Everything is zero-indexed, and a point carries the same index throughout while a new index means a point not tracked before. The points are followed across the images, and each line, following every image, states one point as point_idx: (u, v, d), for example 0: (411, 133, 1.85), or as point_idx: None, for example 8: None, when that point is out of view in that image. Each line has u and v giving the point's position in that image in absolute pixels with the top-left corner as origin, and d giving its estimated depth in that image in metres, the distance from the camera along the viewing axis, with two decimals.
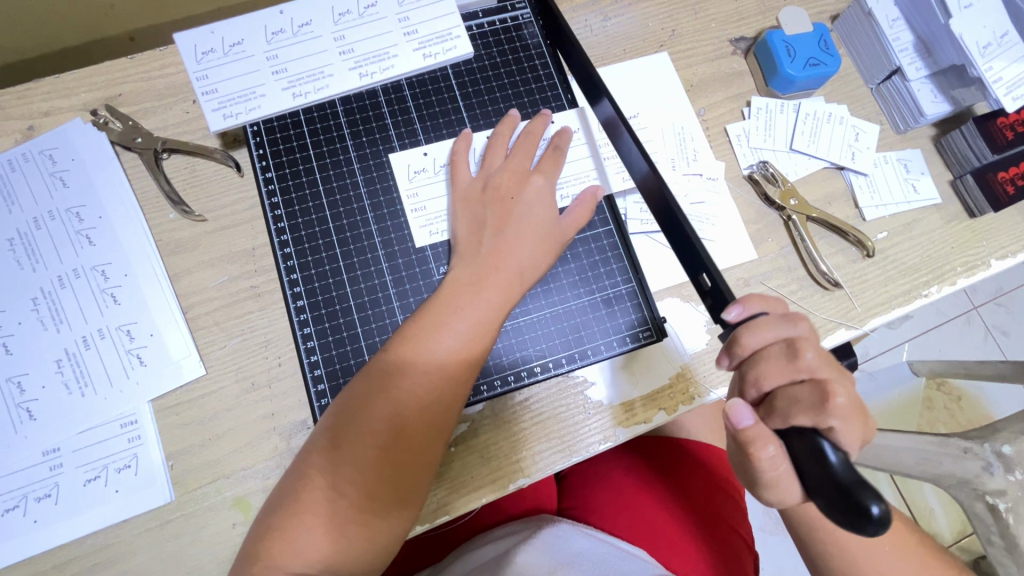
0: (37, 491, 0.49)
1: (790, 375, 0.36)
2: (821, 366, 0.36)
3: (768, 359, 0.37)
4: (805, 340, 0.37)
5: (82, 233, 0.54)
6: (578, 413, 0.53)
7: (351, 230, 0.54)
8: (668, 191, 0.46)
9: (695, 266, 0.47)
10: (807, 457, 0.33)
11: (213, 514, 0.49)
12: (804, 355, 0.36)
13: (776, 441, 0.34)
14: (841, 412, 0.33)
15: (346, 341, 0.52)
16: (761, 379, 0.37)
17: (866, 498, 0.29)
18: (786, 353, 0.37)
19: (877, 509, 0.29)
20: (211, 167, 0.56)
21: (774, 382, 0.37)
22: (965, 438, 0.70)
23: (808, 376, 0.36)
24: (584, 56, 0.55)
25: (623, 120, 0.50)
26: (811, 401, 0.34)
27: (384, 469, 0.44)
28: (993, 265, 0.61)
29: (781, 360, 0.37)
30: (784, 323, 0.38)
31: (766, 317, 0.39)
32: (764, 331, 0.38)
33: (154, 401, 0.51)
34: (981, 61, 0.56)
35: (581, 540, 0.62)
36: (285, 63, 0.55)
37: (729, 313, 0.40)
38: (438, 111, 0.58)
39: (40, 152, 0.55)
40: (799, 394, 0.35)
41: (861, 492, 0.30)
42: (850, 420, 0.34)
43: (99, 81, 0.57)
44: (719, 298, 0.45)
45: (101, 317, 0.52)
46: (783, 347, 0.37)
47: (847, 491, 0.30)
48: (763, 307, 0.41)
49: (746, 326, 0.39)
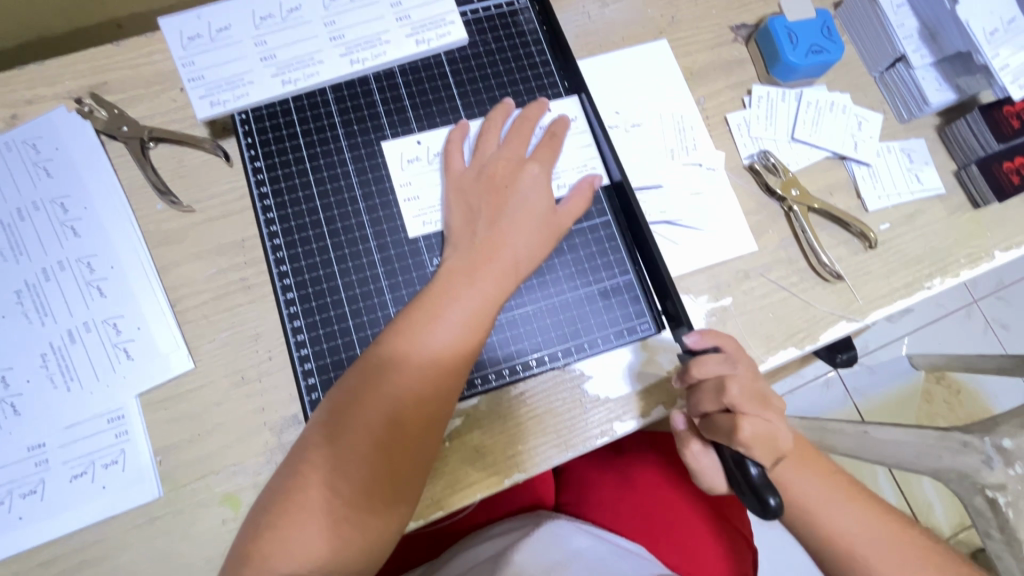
0: (23, 488, 0.48)
1: (718, 405, 0.43)
2: (743, 399, 0.43)
3: (704, 390, 0.45)
4: (733, 376, 0.43)
5: (67, 225, 0.53)
6: (575, 407, 0.52)
7: (342, 221, 0.53)
8: (637, 211, 0.52)
9: (659, 290, 0.53)
10: (733, 466, 0.43)
11: (203, 510, 0.48)
12: (728, 391, 0.43)
13: (700, 442, 0.48)
14: (749, 441, 0.42)
15: (337, 334, 0.51)
16: (699, 405, 0.45)
17: (767, 494, 0.40)
18: (715, 388, 0.44)
19: (773, 501, 0.40)
20: (199, 156, 0.55)
21: (708, 408, 0.44)
22: (966, 432, 0.69)
23: (731, 408, 0.43)
24: (576, 70, 0.57)
25: (603, 129, 0.55)
26: (728, 431, 0.42)
27: (380, 465, 0.43)
28: (997, 257, 0.60)
29: (712, 393, 0.44)
30: (723, 362, 0.44)
31: (711, 352, 0.45)
32: (704, 366, 0.44)
33: (142, 396, 0.50)
34: (987, 48, 0.55)
35: (578, 538, 0.61)
36: (273, 50, 0.54)
37: (687, 339, 0.46)
38: (431, 98, 0.57)
39: (23, 141, 0.54)
40: (720, 422, 0.43)
41: (764, 491, 0.40)
42: (758, 446, 0.42)
43: (84, 68, 0.56)
44: (678, 323, 0.51)
45: (87, 310, 0.51)
46: (715, 382, 0.44)
47: (755, 492, 0.41)
48: (717, 339, 0.47)
49: (693, 360, 0.45)
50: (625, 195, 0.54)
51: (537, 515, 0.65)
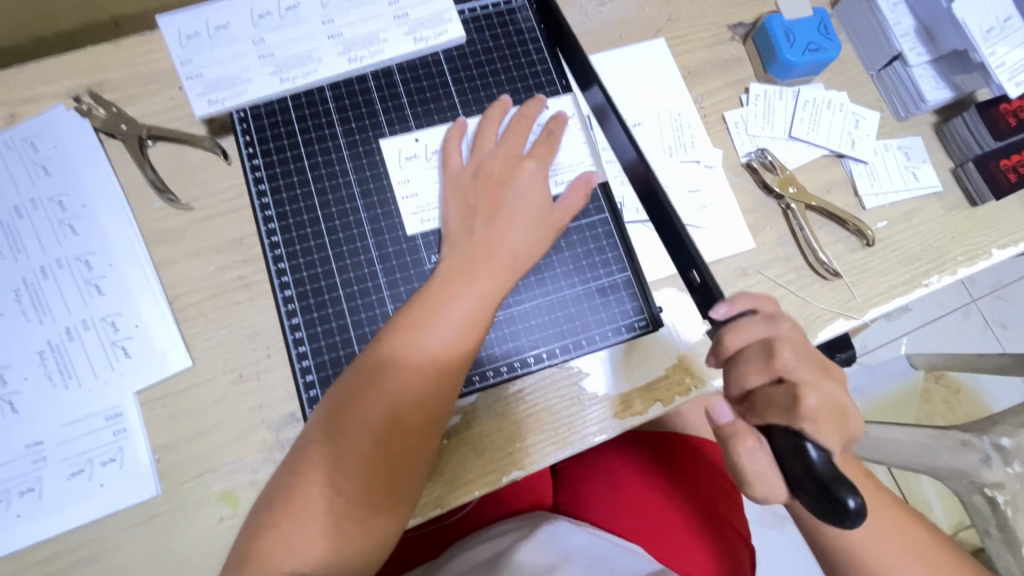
0: (20, 486, 0.48)
1: (769, 375, 0.39)
2: (798, 365, 0.39)
3: (748, 360, 0.40)
4: (782, 339, 0.40)
5: (65, 223, 0.53)
6: (573, 405, 0.52)
7: (340, 219, 0.53)
8: (656, 182, 0.47)
9: (684, 261, 0.48)
10: (786, 453, 0.37)
11: (201, 508, 0.48)
12: (780, 356, 0.39)
13: (754, 437, 0.39)
14: (813, 414, 0.37)
15: (335, 331, 0.51)
16: (744, 378, 0.40)
17: (844, 494, 0.34)
18: (763, 354, 0.40)
19: (854, 504, 0.34)
20: (197, 154, 0.55)
21: (756, 381, 0.40)
22: (964, 430, 0.69)
23: (783, 376, 0.39)
24: (583, 57, 0.54)
25: (614, 108, 0.51)
26: (786, 403, 0.37)
27: (380, 463, 0.43)
28: (994, 254, 0.60)
29: (760, 360, 0.40)
30: (764, 324, 0.41)
31: (751, 316, 0.41)
32: (745, 332, 0.41)
33: (140, 394, 0.50)
34: (984, 46, 0.55)
35: (579, 536, 0.61)
36: (271, 47, 0.54)
37: (716, 308, 0.42)
38: (429, 96, 0.57)
39: (21, 140, 0.54)
40: (774, 396, 0.38)
41: (838, 488, 0.34)
42: (823, 421, 0.37)
43: (82, 67, 0.56)
44: (708, 296, 0.47)
45: (85, 308, 0.51)
46: (760, 348, 0.40)
47: (826, 488, 0.35)
48: (753, 304, 0.42)
49: (728, 327, 0.41)
50: (648, 178, 0.48)
51: (536, 516, 0.65)
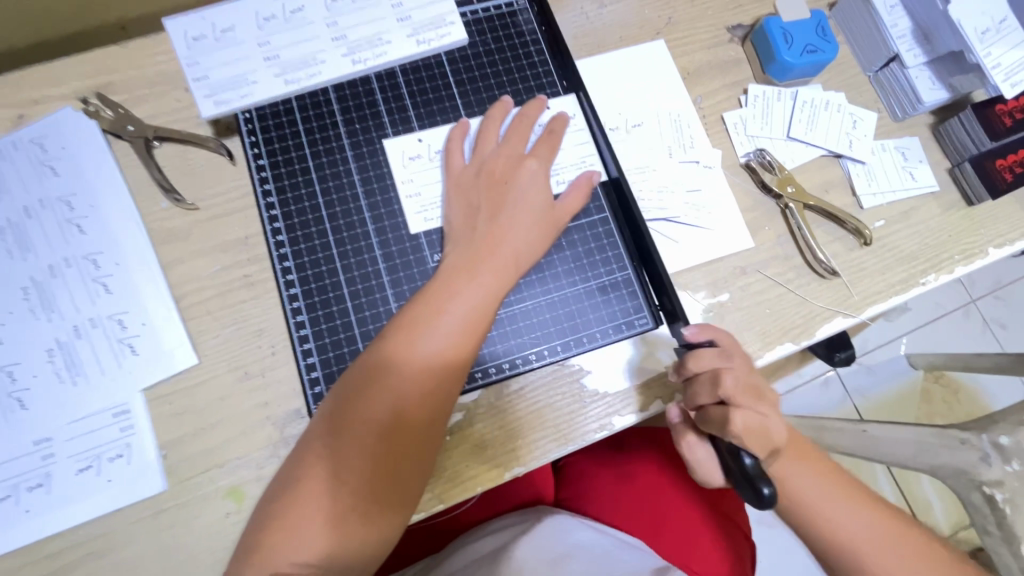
0: (29, 481, 0.48)
1: (714, 397, 0.44)
2: (737, 391, 0.44)
3: (700, 383, 0.46)
4: (727, 369, 0.44)
5: (73, 222, 0.53)
6: (574, 401, 0.53)
7: (345, 218, 0.54)
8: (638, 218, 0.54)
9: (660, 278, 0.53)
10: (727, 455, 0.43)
11: (207, 503, 0.49)
12: (722, 383, 0.44)
13: (695, 435, 0.48)
14: (742, 430, 0.43)
15: (340, 328, 0.52)
16: (695, 397, 0.46)
17: (761, 483, 0.39)
18: (710, 380, 0.45)
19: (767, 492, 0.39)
20: (203, 155, 0.56)
21: (704, 402, 0.45)
22: (963, 429, 0.70)
23: (726, 399, 0.44)
24: (574, 71, 0.58)
25: (598, 124, 0.56)
26: (723, 421, 0.43)
27: (385, 457, 0.44)
28: (991, 253, 0.61)
29: (708, 385, 0.45)
30: (719, 357, 0.45)
31: (707, 347, 0.46)
32: (700, 361, 0.45)
33: (147, 391, 0.51)
34: (980, 47, 0.55)
35: (580, 531, 0.61)
36: (276, 50, 0.54)
37: (684, 332, 0.47)
38: (431, 97, 0.58)
39: (30, 141, 0.55)
40: (714, 413, 0.44)
41: (757, 479, 0.40)
42: (750, 437, 0.43)
43: (90, 69, 0.57)
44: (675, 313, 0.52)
45: (92, 306, 0.52)
46: (710, 375, 0.45)
47: (748, 478, 0.40)
48: (714, 336, 0.47)
49: (689, 354, 0.46)
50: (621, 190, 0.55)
51: (538, 511, 0.66)
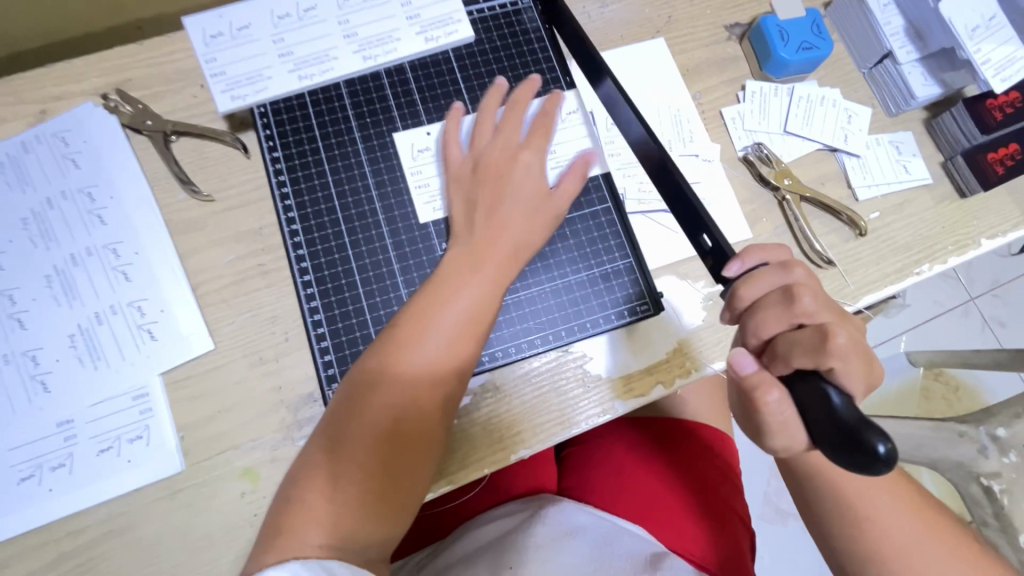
0: (51, 461, 0.50)
1: (788, 321, 0.38)
2: (818, 310, 0.38)
3: (767, 307, 0.39)
4: (802, 285, 0.38)
5: (93, 213, 0.55)
6: (577, 386, 0.55)
7: (356, 209, 0.56)
8: (670, 162, 0.47)
9: (696, 226, 0.48)
10: (810, 401, 0.35)
11: (223, 483, 0.51)
12: (800, 300, 0.37)
13: (778, 386, 0.36)
14: (841, 352, 0.35)
15: (352, 313, 0.54)
16: (762, 327, 0.38)
17: (873, 438, 0.31)
18: (782, 300, 0.38)
19: (883, 448, 0.31)
20: (219, 149, 0.58)
21: (775, 328, 0.38)
22: (961, 422, 0.72)
23: (806, 319, 0.37)
24: (580, 36, 0.56)
25: (625, 95, 0.51)
26: (816, 344, 0.36)
27: (395, 442, 0.46)
28: (983, 244, 0.62)
29: (778, 306, 0.38)
30: (780, 271, 0.40)
31: (763, 267, 0.41)
32: (761, 282, 0.40)
33: (165, 375, 0.53)
34: (970, 43, 0.57)
35: (581, 514, 0.63)
36: (291, 47, 0.57)
37: (729, 267, 0.42)
38: (439, 93, 0.59)
39: (52, 135, 0.57)
40: (801, 337, 0.37)
41: (868, 433, 0.32)
42: (851, 359, 0.35)
43: (110, 66, 0.59)
44: (720, 256, 0.46)
45: (113, 294, 0.54)
46: (780, 295, 0.38)
47: (853, 432, 0.32)
48: (763, 257, 0.42)
49: (743, 279, 0.40)
50: (665, 164, 0.48)
51: (540, 498, 0.67)
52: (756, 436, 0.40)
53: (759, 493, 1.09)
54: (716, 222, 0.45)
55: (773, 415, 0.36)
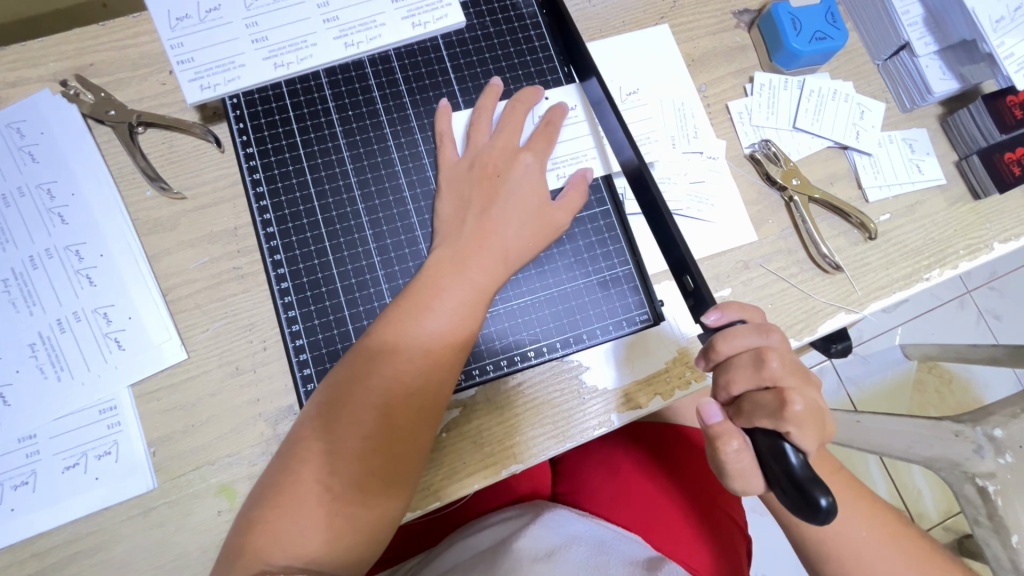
0: (14, 479, 0.47)
1: (757, 382, 0.38)
2: (785, 374, 0.38)
3: (737, 367, 0.40)
4: (773, 349, 0.39)
5: (54, 211, 0.51)
6: (573, 398, 0.52)
7: (337, 209, 0.52)
8: (648, 175, 0.47)
9: (680, 266, 0.48)
10: (767, 455, 0.37)
11: (198, 501, 0.48)
12: (769, 364, 0.38)
13: (740, 436, 0.38)
14: (799, 419, 0.36)
15: (333, 323, 0.50)
16: (730, 385, 0.40)
17: (817, 492, 0.34)
18: (753, 362, 0.39)
19: (826, 502, 0.33)
20: (190, 142, 0.54)
21: (743, 387, 0.39)
22: (957, 421, 0.69)
23: (772, 383, 0.38)
24: (575, 32, 0.54)
25: (610, 100, 0.50)
26: (775, 409, 0.37)
27: (371, 455, 0.43)
28: (996, 248, 0.60)
29: (749, 368, 0.39)
30: (757, 332, 0.40)
31: (741, 324, 0.41)
32: (735, 340, 0.40)
33: (135, 387, 0.49)
34: (992, 36, 0.54)
35: (577, 523, 0.61)
36: (264, 31, 0.52)
37: (706, 317, 0.41)
38: (427, 83, 0.55)
39: (6, 125, 0.52)
40: (762, 400, 0.38)
41: (812, 487, 0.34)
42: (808, 425, 0.36)
43: (68, 50, 0.54)
44: (702, 302, 0.46)
45: (76, 299, 0.50)
46: (751, 356, 0.39)
47: (800, 488, 0.34)
48: (740, 313, 0.42)
49: (719, 334, 0.40)
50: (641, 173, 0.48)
51: (534, 503, 0.66)
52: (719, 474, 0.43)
53: None
54: (698, 265, 0.45)
55: (731, 463, 0.39)
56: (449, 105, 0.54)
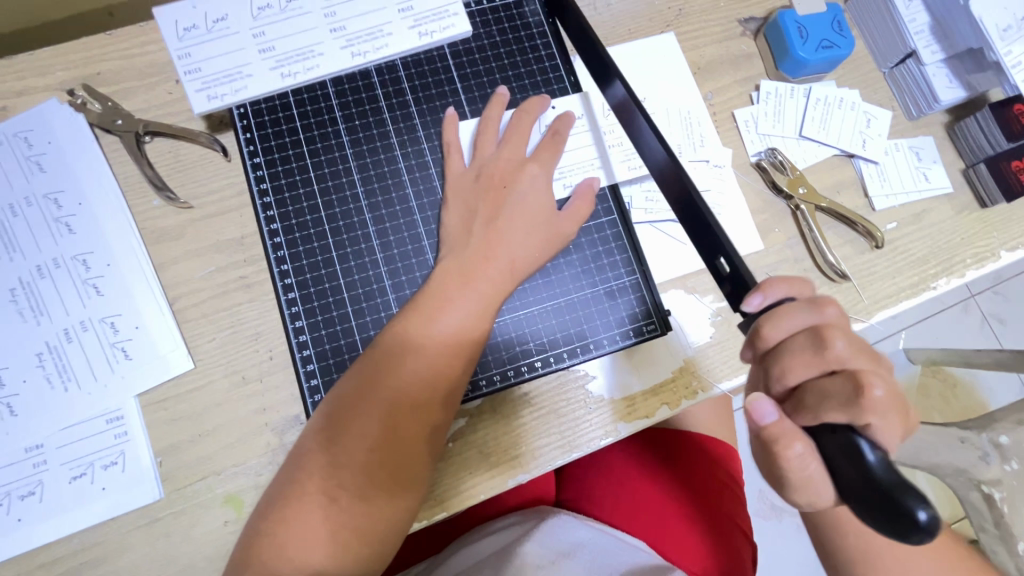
0: (20, 489, 0.47)
1: (820, 367, 0.36)
2: (851, 355, 0.36)
3: (794, 352, 0.37)
4: (833, 328, 0.36)
5: (61, 221, 0.51)
6: (579, 408, 0.52)
7: (344, 219, 0.52)
8: (689, 185, 0.44)
9: (711, 248, 0.45)
10: (838, 456, 0.33)
11: (204, 511, 0.48)
12: (832, 345, 0.36)
13: (803, 438, 0.34)
14: (877, 408, 0.33)
15: (340, 334, 0.50)
16: (788, 371, 0.37)
17: (912, 504, 0.29)
18: (812, 345, 0.36)
19: (925, 517, 0.28)
20: (196, 151, 0.54)
21: (802, 374, 0.36)
22: (962, 428, 0.70)
23: (838, 367, 0.35)
24: (579, 14, 0.53)
25: (638, 103, 0.47)
26: (846, 395, 0.34)
27: (378, 468, 0.43)
28: (1003, 257, 0.59)
29: (808, 351, 0.36)
30: (811, 310, 0.37)
31: (792, 302, 0.38)
32: (785, 322, 0.38)
33: (142, 397, 0.50)
34: (1000, 45, 0.54)
35: (580, 531, 0.61)
36: (272, 41, 0.52)
37: (749, 302, 0.40)
38: (434, 92, 0.55)
39: (14, 135, 0.52)
40: (831, 389, 0.35)
41: (907, 498, 0.29)
42: (890, 415, 0.33)
43: (76, 59, 0.54)
44: (739, 284, 0.43)
45: (83, 309, 0.50)
46: (808, 338, 0.37)
47: (888, 497, 0.30)
48: (786, 290, 0.40)
49: (766, 317, 0.38)
50: (679, 176, 0.45)
51: (539, 510, 0.65)
52: (779, 486, 0.38)
53: (755, 490, 1.07)
54: (734, 247, 0.42)
55: (796, 469, 0.34)
56: (456, 114, 0.54)
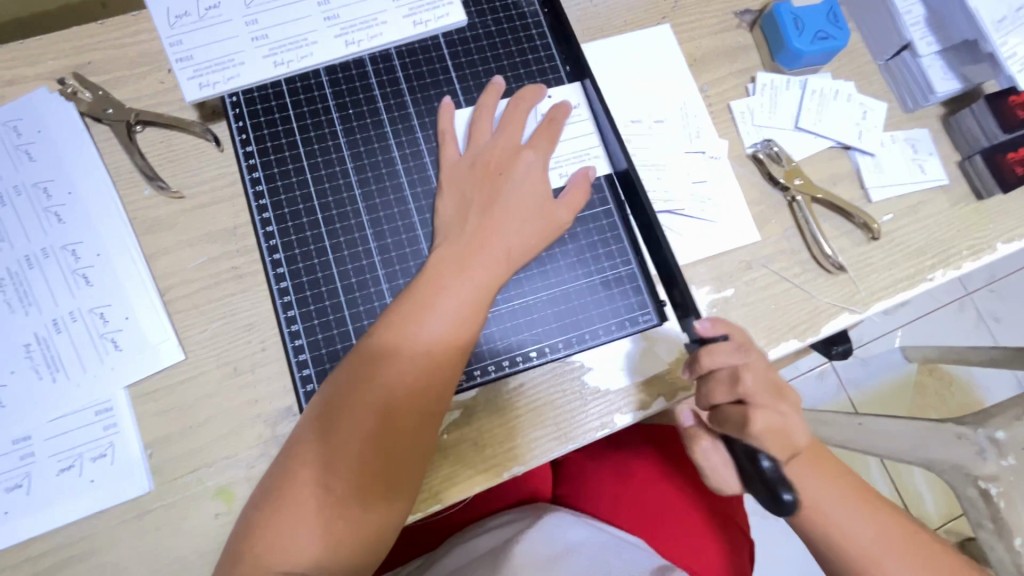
0: (7, 482, 0.47)
1: (733, 397, 0.42)
2: (759, 390, 0.42)
3: (716, 383, 0.43)
4: (748, 367, 0.42)
5: (50, 211, 0.51)
6: (574, 399, 0.52)
7: (338, 208, 0.52)
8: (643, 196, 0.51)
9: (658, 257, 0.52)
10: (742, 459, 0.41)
11: (195, 504, 0.47)
12: (743, 381, 0.42)
13: (709, 438, 0.46)
14: (764, 432, 0.41)
15: (333, 323, 0.50)
16: (710, 396, 0.43)
17: (781, 488, 0.39)
18: (729, 380, 0.42)
19: (787, 497, 0.38)
20: (188, 141, 0.53)
21: (722, 401, 0.43)
22: (959, 423, 0.67)
23: (745, 398, 0.41)
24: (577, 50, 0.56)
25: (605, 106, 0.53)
26: (742, 422, 0.41)
27: (372, 457, 0.42)
28: (999, 249, 0.59)
29: (726, 385, 0.42)
30: (737, 351, 0.43)
31: (723, 341, 0.44)
32: (715, 356, 0.43)
33: (131, 389, 0.49)
34: (995, 36, 0.54)
35: (576, 529, 0.60)
36: (265, 29, 0.52)
37: (698, 325, 0.45)
38: (428, 81, 0.55)
39: (3, 124, 0.52)
40: (733, 415, 0.42)
41: (778, 485, 0.39)
42: (769, 440, 0.41)
43: (66, 47, 0.54)
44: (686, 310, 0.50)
45: (72, 299, 0.50)
46: (728, 374, 0.42)
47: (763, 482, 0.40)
48: (727, 330, 0.45)
49: (702, 349, 0.44)
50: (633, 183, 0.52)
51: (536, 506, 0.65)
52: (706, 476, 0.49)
53: None
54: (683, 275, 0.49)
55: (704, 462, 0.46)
56: (452, 102, 0.54)
